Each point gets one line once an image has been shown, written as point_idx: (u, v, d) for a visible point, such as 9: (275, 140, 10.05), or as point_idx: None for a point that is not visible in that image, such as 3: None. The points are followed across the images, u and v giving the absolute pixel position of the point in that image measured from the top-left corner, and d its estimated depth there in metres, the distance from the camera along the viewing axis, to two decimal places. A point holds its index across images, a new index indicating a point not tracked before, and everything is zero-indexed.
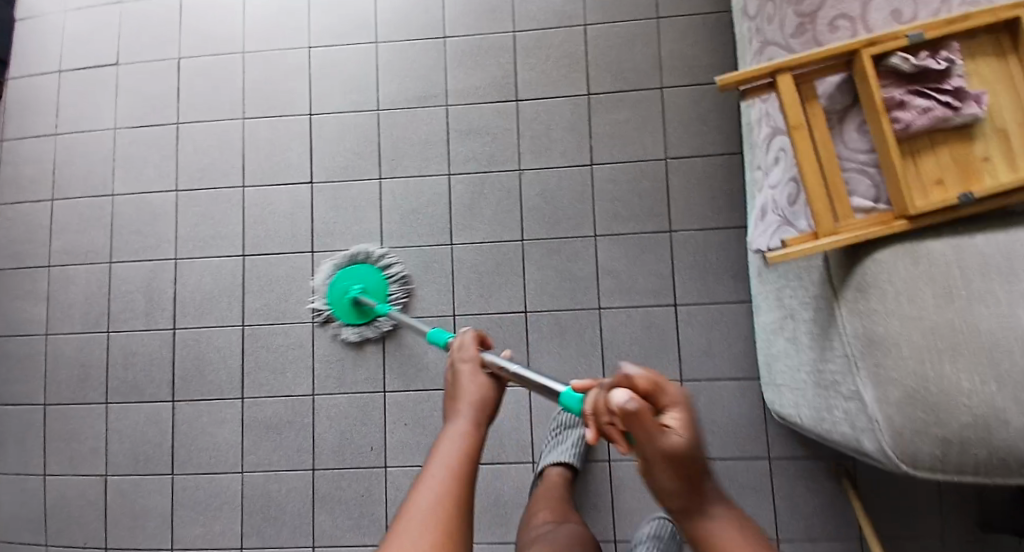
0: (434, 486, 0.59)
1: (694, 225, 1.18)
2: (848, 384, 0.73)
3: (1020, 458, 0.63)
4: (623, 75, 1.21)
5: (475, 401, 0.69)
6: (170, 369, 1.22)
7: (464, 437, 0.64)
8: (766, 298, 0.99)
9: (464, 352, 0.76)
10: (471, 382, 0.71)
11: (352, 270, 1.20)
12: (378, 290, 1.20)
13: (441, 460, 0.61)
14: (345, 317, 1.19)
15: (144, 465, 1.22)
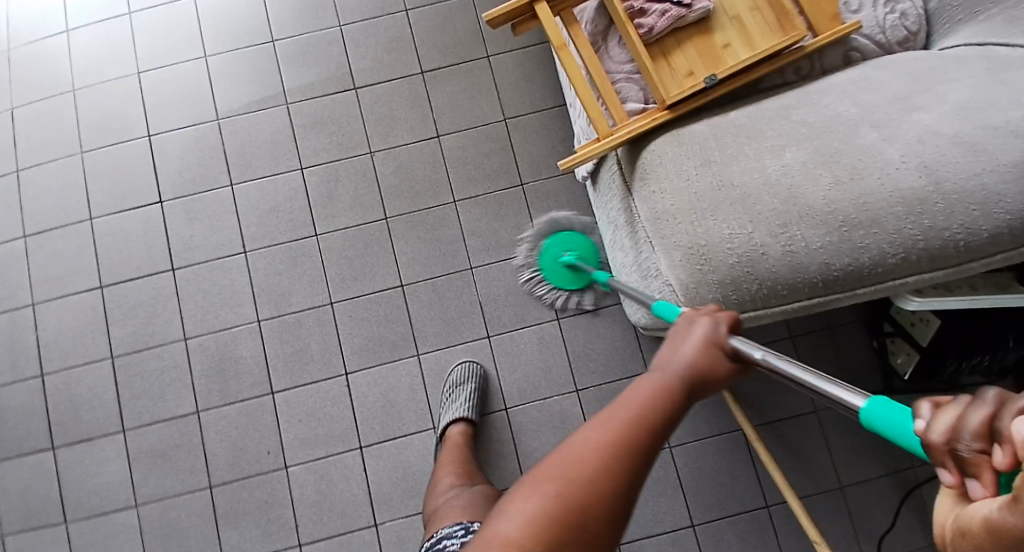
0: (603, 432, 0.47)
1: (541, 174, 1.25)
2: (655, 263, 0.82)
3: (784, 282, 0.71)
4: (449, 50, 1.28)
5: (696, 365, 0.56)
6: (45, 417, 1.18)
7: (653, 398, 0.51)
8: (601, 216, 1.04)
9: (705, 330, 0.59)
10: (693, 348, 0.57)
11: (566, 236, 1.22)
12: (591, 256, 1.22)
13: (623, 408, 0.49)
14: (564, 283, 1.21)
15: (32, 523, 1.16)
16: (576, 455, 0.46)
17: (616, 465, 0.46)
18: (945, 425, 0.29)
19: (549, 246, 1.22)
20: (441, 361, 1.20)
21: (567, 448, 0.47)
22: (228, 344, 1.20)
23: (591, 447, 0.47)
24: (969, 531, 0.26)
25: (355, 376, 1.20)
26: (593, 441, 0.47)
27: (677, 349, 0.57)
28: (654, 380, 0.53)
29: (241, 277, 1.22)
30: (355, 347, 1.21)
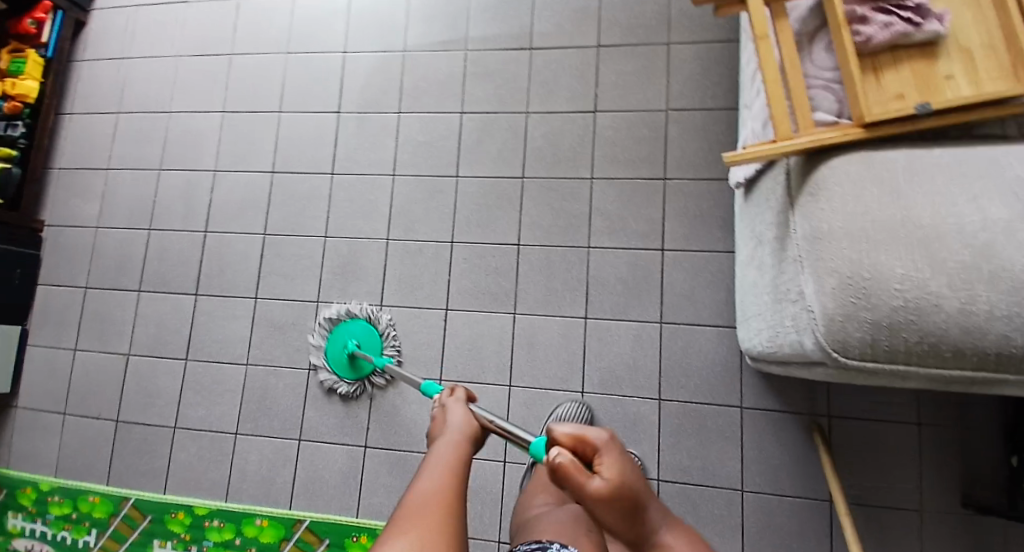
0: (432, 485, 0.62)
1: (688, 174, 1.16)
2: (795, 286, 0.74)
3: (951, 342, 0.64)
4: (633, 29, 1.23)
5: (469, 425, 0.72)
6: (197, 266, 1.34)
7: (450, 452, 0.67)
8: (743, 233, 0.98)
9: (458, 408, 0.75)
10: (460, 417, 0.73)
11: (359, 326, 1.25)
12: (374, 346, 1.24)
13: (435, 464, 0.65)
14: (339, 370, 1.23)
15: (160, 349, 1.33)
16: (420, 508, 0.59)
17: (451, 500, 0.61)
18: (561, 472, 0.65)
19: (336, 330, 1.25)
20: (535, 326, 1.20)
21: (409, 507, 0.59)
22: (356, 252, 1.30)
23: (423, 498, 0.60)
24: (595, 504, 0.65)
25: (454, 314, 1.24)
26: (425, 492, 0.61)
27: (450, 422, 0.73)
28: (444, 441, 0.69)
29: (384, 196, 1.30)
30: (462, 289, 1.25)
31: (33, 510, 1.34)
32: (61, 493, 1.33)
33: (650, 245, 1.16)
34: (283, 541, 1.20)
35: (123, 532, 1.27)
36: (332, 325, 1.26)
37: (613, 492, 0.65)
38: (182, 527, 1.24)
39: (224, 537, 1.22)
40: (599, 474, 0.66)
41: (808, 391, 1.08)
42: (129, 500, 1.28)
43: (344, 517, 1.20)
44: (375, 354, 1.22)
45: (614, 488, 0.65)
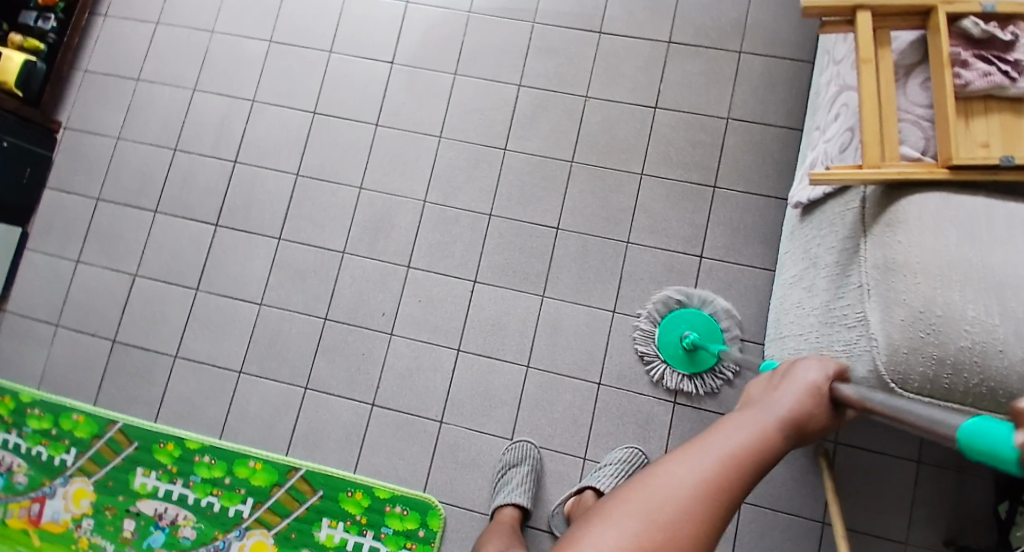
0: (689, 480, 0.44)
1: (738, 185, 1.16)
2: (856, 313, 0.75)
3: (1008, 390, 0.65)
4: (705, 32, 1.22)
5: (802, 414, 0.51)
6: (222, 195, 1.30)
7: (748, 447, 0.47)
8: (791, 253, 0.99)
9: (806, 380, 0.54)
10: (796, 397, 0.52)
11: (698, 316, 1.13)
12: (712, 335, 1.12)
13: (708, 453, 0.46)
14: (676, 361, 1.13)
15: (171, 275, 1.28)
16: (670, 490, 0.44)
17: (697, 520, 0.43)
18: None
19: (672, 318, 1.14)
20: (561, 313, 1.19)
21: (651, 482, 0.45)
22: (390, 209, 1.27)
23: (671, 493, 0.44)
24: None
25: (482, 287, 1.23)
26: (684, 483, 0.44)
27: (781, 393, 0.53)
28: (755, 416, 0.50)
29: (427, 157, 1.27)
30: (493, 263, 1.23)
31: (9, 421, 1.28)
32: (43, 406, 1.28)
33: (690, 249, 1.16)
34: (275, 487, 1.18)
35: (105, 455, 1.23)
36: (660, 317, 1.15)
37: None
38: (170, 459, 1.21)
39: (213, 474, 1.20)
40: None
41: None
42: (116, 423, 1.24)
43: (341, 472, 1.18)
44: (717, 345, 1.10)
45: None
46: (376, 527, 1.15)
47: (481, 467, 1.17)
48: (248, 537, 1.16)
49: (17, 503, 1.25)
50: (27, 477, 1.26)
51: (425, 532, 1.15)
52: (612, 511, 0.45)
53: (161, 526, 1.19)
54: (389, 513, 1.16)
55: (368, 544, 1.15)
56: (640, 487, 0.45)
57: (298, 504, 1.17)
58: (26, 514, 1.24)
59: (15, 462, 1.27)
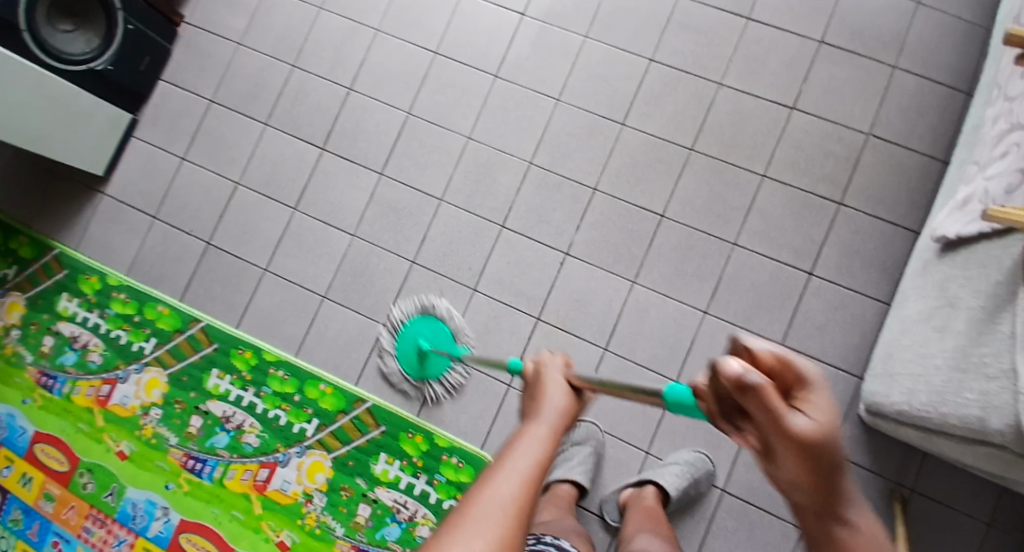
0: (500, 496, 0.47)
1: (865, 206, 1.12)
2: (998, 364, 0.71)
3: None
4: (862, 39, 1.16)
5: (564, 413, 0.58)
6: (332, 120, 1.29)
7: (533, 450, 0.52)
8: (926, 288, 0.95)
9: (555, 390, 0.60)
10: (558, 399, 0.59)
11: (432, 322, 1.20)
12: (445, 341, 1.19)
13: (507, 474, 0.49)
14: (409, 367, 1.21)
15: (270, 191, 1.30)
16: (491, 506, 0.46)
17: (511, 530, 0.46)
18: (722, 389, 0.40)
19: (412, 322, 1.21)
20: (650, 302, 1.15)
21: (474, 508, 0.46)
22: (494, 164, 1.24)
23: (490, 507, 0.46)
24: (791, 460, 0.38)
25: (572, 261, 1.19)
26: (503, 499, 0.47)
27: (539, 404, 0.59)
28: (536, 430, 0.55)
29: (541, 117, 1.24)
30: (588, 239, 1.19)
31: (92, 301, 1.32)
32: (128, 293, 1.31)
33: (798, 263, 1.12)
34: (340, 414, 1.21)
35: (183, 351, 1.27)
36: (400, 324, 1.21)
37: (819, 451, 0.37)
38: (246, 367, 1.25)
39: (284, 389, 1.23)
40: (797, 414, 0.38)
41: (901, 457, 1.06)
42: (200, 322, 1.28)
43: (404, 412, 1.21)
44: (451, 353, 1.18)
45: (799, 447, 0.37)
46: (430, 472, 1.17)
47: None
48: (307, 455, 1.21)
49: (87, 382, 1.29)
50: (102, 358, 1.30)
51: None
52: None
53: (227, 429, 1.24)
54: (444, 461, 1.17)
55: (420, 486, 1.17)
56: (464, 518, 0.46)
57: (360, 434, 1.20)
58: (95, 394, 1.29)
59: (92, 341, 1.31)
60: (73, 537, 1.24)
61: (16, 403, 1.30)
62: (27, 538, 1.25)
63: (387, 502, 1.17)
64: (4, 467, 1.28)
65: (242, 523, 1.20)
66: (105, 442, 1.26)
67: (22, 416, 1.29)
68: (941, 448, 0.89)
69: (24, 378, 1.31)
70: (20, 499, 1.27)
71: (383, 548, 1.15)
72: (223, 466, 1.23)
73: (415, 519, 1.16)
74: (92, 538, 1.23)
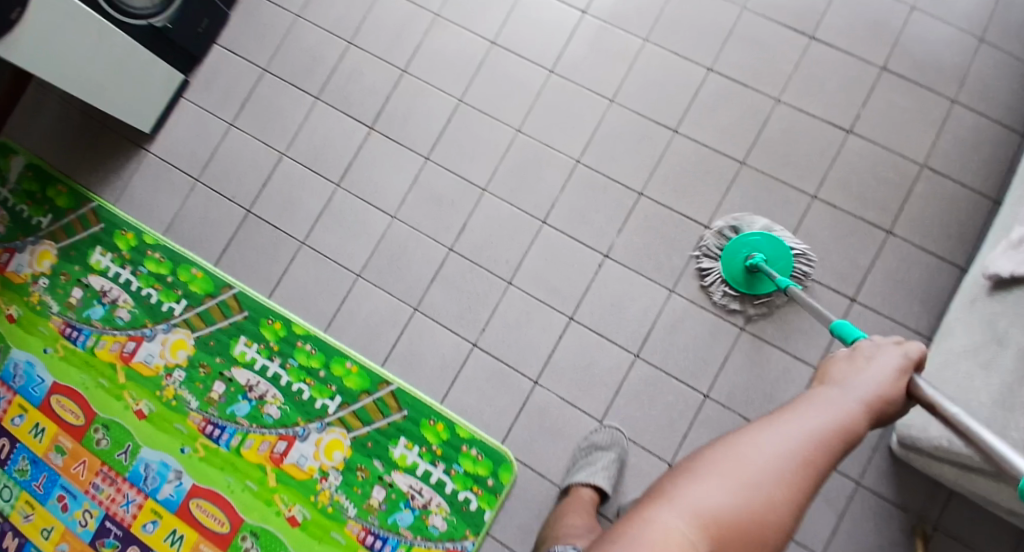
0: (782, 447, 0.57)
1: (914, 236, 1.11)
2: None
3: None
4: (924, 69, 1.15)
5: (863, 406, 0.60)
6: (383, 101, 1.29)
7: (824, 421, 0.58)
8: (974, 323, 0.93)
9: (879, 366, 0.64)
10: (877, 381, 0.62)
11: (769, 240, 1.11)
12: (780, 263, 1.11)
13: (796, 429, 0.58)
14: (733, 277, 1.12)
15: (313, 165, 1.30)
16: (773, 443, 0.57)
17: (798, 473, 0.56)
18: None
19: (737, 241, 1.13)
20: (687, 313, 1.15)
21: (758, 436, 0.59)
22: (542, 160, 1.23)
23: (764, 452, 0.57)
24: None
25: (611, 264, 1.19)
26: (781, 444, 0.57)
27: (857, 374, 0.63)
28: (837, 399, 0.61)
29: (593, 117, 1.23)
30: (629, 244, 1.19)
31: (127, 256, 1.32)
32: (162, 253, 1.31)
33: (840, 288, 1.11)
34: (364, 394, 1.21)
35: (212, 315, 1.27)
36: (724, 244, 1.14)
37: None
38: (273, 337, 1.24)
39: (309, 364, 1.23)
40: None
41: (928, 493, 1.05)
42: (231, 289, 1.27)
43: (427, 397, 1.20)
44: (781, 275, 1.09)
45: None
46: (449, 461, 1.16)
47: (564, 437, 1.16)
48: (327, 432, 1.20)
49: (112, 337, 1.29)
50: (130, 315, 1.30)
51: (494, 481, 1.15)
52: (712, 468, 0.58)
53: (248, 397, 1.24)
54: (463, 452, 1.16)
55: (437, 475, 1.16)
56: (745, 439, 0.59)
57: (381, 416, 1.19)
58: (119, 349, 1.29)
59: (122, 297, 1.31)
60: (80, 492, 1.24)
61: (37, 352, 1.30)
62: (31, 489, 1.25)
63: (402, 487, 1.17)
64: (18, 415, 1.28)
65: (254, 495, 1.20)
66: (123, 399, 1.26)
67: (42, 364, 1.29)
68: (977, 487, 0.87)
69: (49, 326, 1.31)
70: (29, 449, 1.27)
71: (394, 533, 1.15)
72: (241, 435, 1.23)
73: (428, 507, 1.15)
74: (99, 495, 1.23)
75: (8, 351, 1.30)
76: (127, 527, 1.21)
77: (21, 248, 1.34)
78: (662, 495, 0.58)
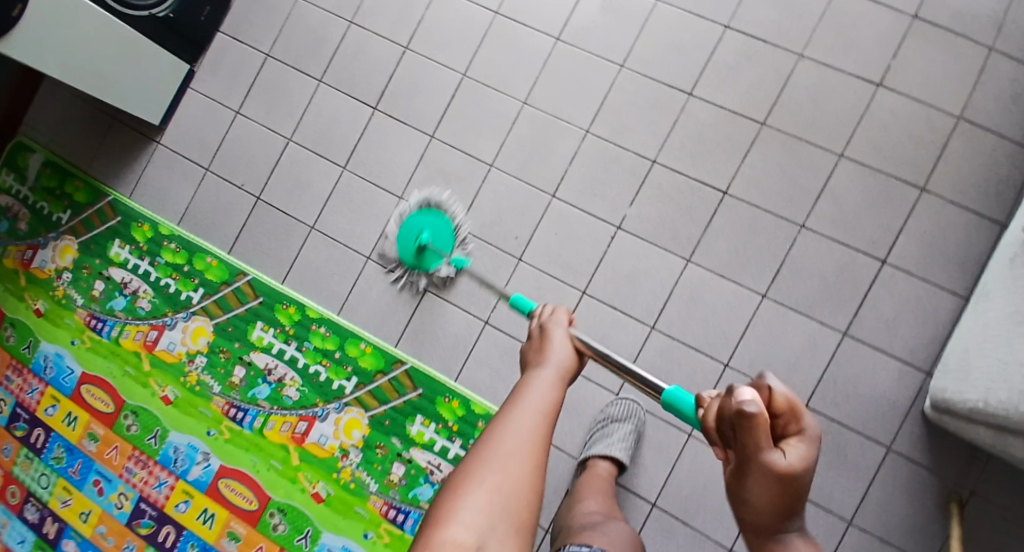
0: (523, 434, 0.59)
1: (946, 195, 1.05)
2: None
3: None
4: (960, 15, 1.08)
5: (567, 369, 0.71)
6: (388, 78, 1.27)
7: (544, 401, 0.64)
8: (1012, 283, 0.88)
9: (557, 344, 0.74)
10: (563, 353, 0.73)
11: (435, 218, 1.20)
12: (443, 239, 1.20)
13: (527, 413, 0.62)
14: (403, 253, 1.20)
15: (320, 147, 1.29)
16: (511, 435, 0.59)
17: (539, 450, 0.59)
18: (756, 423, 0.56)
19: (416, 214, 1.20)
20: (705, 283, 1.11)
21: (499, 438, 0.59)
22: (551, 131, 1.20)
23: (513, 445, 0.58)
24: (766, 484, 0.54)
25: (625, 236, 1.16)
26: (518, 435, 0.59)
27: (546, 356, 0.72)
28: (545, 378, 0.68)
29: (604, 84, 1.19)
30: (643, 215, 1.15)
31: (144, 248, 1.34)
32: (178, 242, 1.33)
33: (865, 251, 1.07)
34: (379, 373, 1.22)
35: (229, 302, 1.29)
36: (401, 217, 1.21)
37: (799, 476, 0.54)
38: (289, 321, 1.25)
39: (325, 346, 1.24)
40: (786, 451, 0.55)
41: (963, 459, 1.00)
42: (246, 275, 1.28)
43: (442, 376, 1.20)
44: (443, 252, 1.19)
45: (778, 472, 0.53)
46: (466, 437, 1.17)
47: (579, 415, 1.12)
48: (345, 412, 1.22)
49: (135, 327, 1.32)
50: (150, 304, 1.32)
51: None
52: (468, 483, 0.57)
53: (268, 381, 1.26)
54: (480, 428, 1.17)
55: (455, 450, 1.17)
56: (493, 442, 0.59)
57: (397, 395, 1.20)
58: (142, 338, 1.32)
59: (142, 288, 1.33)
60: (114, 477, 1.28)
61: (65, 343, 1.34)
62: (68, 475, 1.30)
63: (421, 462, 1.18)
64: (51, 405, 1.33)
65: (279, 473, 1.22)
66: (149, 386, 1.30)
67: (70, 355, 1.33)
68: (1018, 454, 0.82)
69: (74, 318, 1.34)
70: (63, 437, 1.31)
71: (416, 506, 1.17)
72: (263, 417, 1.25)
73: None
74: (132, 479, 1.27)
75: (38, 344, 1.35)
76: (160, 508, 1.26)
77: (44, 244, 1.38)
78: (442, 509, 0.56)
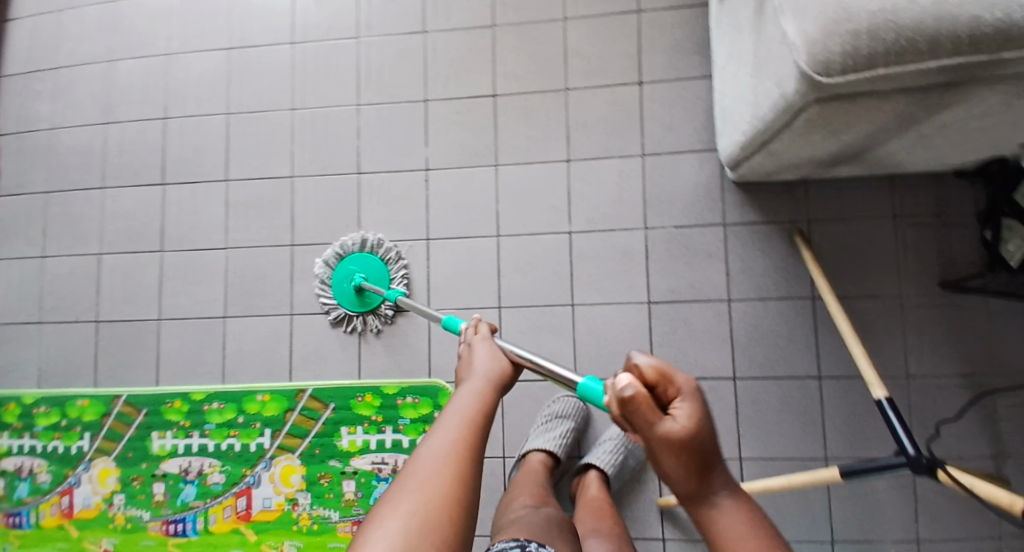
0: (445, 446, 0.61)
1: (663, 4, 1.17)
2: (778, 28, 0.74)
3: (930, 34, 0.62)
4: None
5: (493, 379, 0.70)
6: (162, 153, 1.29)
7: (466, 408, 0.65)
8: (725, 32, 1.01)
9: (482, 360, 0.73)
10: (486, 364, 0.72)
11: (365, 258, 1.20)
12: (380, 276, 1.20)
13: (451, 424, 0.63)
14: (345, 302, 1.20)
15: (135, 245, 1.29)
16: (432, 454, 0.60)
17: (463, 460, 0.60)
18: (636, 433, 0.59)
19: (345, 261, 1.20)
20: (519, 175, 1.19)
21: (419, 459, 0.60)
22: (328, 121, 1.25)
23: (434, 459, 0.60)
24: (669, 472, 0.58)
25: (437, 174, 1.21)
26: (437, 449, 0.60)
27: (475, 371, 0.71)
28: (470, 389, 0.68)
29: (350, 60, 1.25)
30: (441, 148, 1.21)
31: (19, 425, 1.28)
32: (47, 403, 1.27)
33: (626, 80, 1.17)
34: (289, 413, 1.20)
35: (118, 431, 1.24)
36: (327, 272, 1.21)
37: (694, 439, 0.49)
38: (181, 415, 1.23)
39: (225, 417, 1.22)
40: (674, 416, 0.50)
41: (784, 197, 1.14)
42: (121, 397, 1.25)
43: (347, 381, 1.20)
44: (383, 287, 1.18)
45: (675, 440, 0.49)
46: (394, 420, 1.17)
47: None
48: (276, 464, 1.20)
49: (47, 503, 1.25)
50: (50, 475, 1.25)
51: (440, 412, 1.17)
52: (392, 501, 0.58)
53: (190, 480, 1.21)
54: (402, 405, 1.17)
55: (390, 438, 1.17)
56: (414, 460, 0.60)
57: (314, 422, 1.19)
58: (58, 509, 1.24)
59: (35, 463, 1.26)
60: None
61: None
62: None
63: (367, 467, 1.17)
64: None
65: None
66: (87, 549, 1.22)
67: None
68: (795, 156, 0.93)
69: None
70: None
71: None
72: (203, 515, 1.20)
73: (397, 469, 1.16)
74: None
75: None
76: None
77: None
78: (369, 524, 0.57)
